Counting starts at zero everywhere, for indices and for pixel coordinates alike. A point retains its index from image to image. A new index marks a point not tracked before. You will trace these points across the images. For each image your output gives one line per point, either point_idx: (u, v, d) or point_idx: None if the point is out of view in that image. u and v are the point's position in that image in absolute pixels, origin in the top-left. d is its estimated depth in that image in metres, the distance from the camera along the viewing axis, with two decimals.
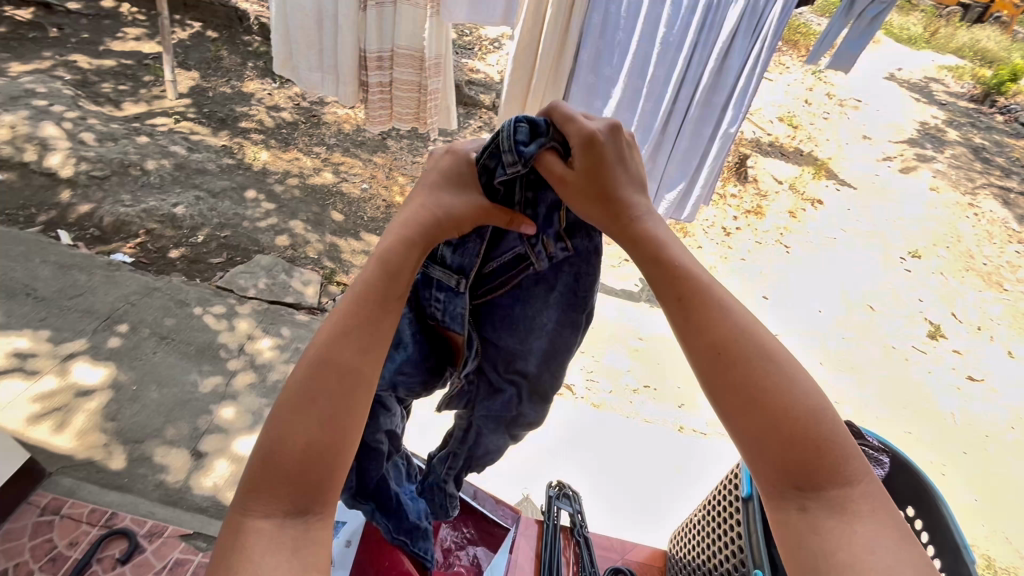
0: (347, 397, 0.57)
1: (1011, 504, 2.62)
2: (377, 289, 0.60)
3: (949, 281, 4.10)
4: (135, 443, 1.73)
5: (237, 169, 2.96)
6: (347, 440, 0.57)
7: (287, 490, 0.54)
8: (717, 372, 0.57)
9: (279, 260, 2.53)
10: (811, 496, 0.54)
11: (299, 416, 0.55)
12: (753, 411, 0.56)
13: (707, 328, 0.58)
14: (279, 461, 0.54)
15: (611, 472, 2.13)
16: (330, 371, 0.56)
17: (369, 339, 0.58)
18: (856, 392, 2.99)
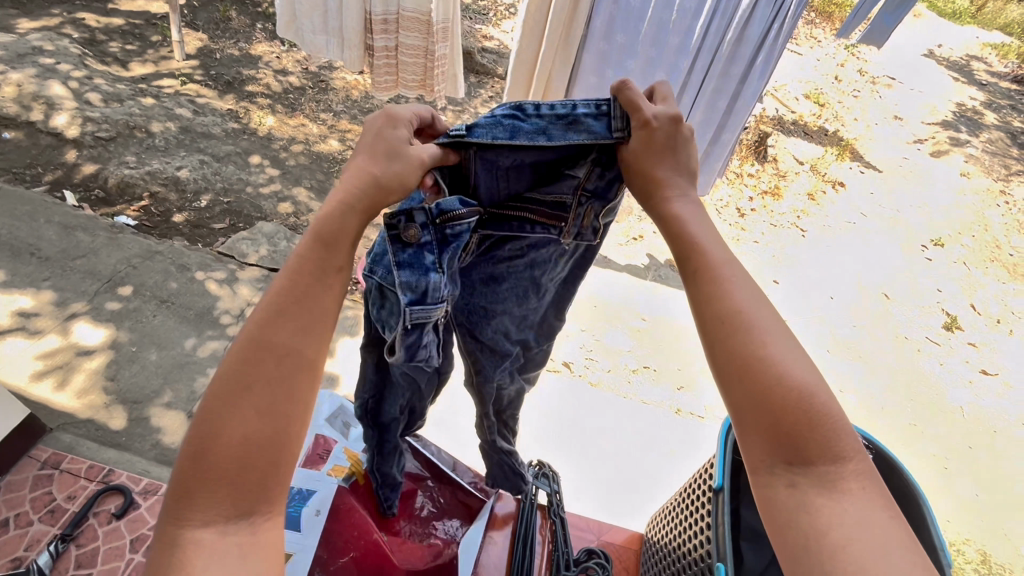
0: (287, 386, 0.63)
1: (1014, 501, 2.58)
2: (307, 277, 0.66)
3: (972, 271, 3.96)
4: (133, 403, 1.78)
5: (242, 134, 2.93)
6: (286, 426, 0.63)
7: (230, 478, 0.60)
8: (721, 337, 0.69)
9: (282, 228, 2.52)
10: (796, 460, 0.64)
11: (237, 409, 0.61)
12: (747, 377, 0.66)
13: (716, 301, 0.70)
14: (216, 449, 0.60)
15: (602, 452, 2.12)
16: (269, 366, 0.63)
17: (306, 329, 0.65)
18: (863, 382, 2.93)
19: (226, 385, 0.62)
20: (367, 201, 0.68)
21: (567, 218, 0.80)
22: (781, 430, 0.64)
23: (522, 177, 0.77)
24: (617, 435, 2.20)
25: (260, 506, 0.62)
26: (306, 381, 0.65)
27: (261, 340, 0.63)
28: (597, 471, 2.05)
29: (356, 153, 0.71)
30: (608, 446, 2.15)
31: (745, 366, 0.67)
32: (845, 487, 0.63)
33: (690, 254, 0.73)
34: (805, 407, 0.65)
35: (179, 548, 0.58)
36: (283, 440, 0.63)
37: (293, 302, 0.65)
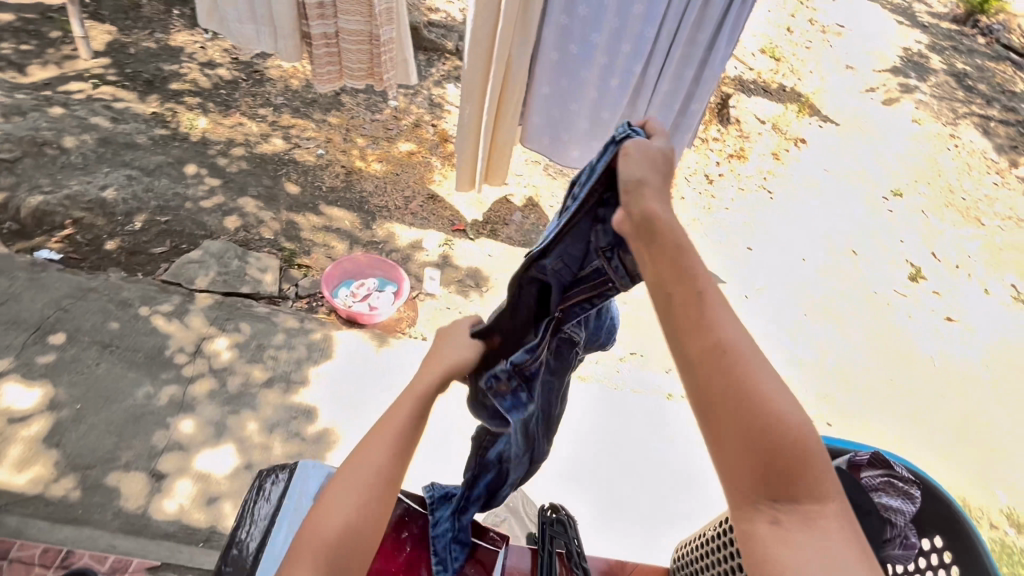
0: (376, 495, 0.80)
1: (984, 446, 2.72)
2: (407, 415, 0.85)
3: (930, 219, 4.05)
4: (84, 469, 1.59)
5: (173, 141, 2.63)
6: (369, 528, 0.79)
7: (324, 566, 0.74)
8: (709, 360, 0.61)
9: (231, 245, 2.29)
10: (783, 506, 0.57)
11: (339, 507, 0.78)
12: (739, 409, 0.59)
13: (709, 325, 0.62)
14: (321, 535, 0.76)
15: (608, 461, 2.06)
16: (369, 478, 0.80)
17: (397, 453, 0.83)
18: (841, 343, 2.99)
19: (337, 486, 0.80)
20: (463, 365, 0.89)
21: (613, 282, 0.79)
22: (769, 465, 0.58)
23: (571, 262, 0.80)
24: (615, 436, 2.14)
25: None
26: (390, 494, 0.82)
27: (367, 457, 0.82)
28: (606, 486, 1.99)
29: (449, 334, 0.92)
30: (610, 454, 2.08)
31: (740, 404, 0.59)
32: (828, 525, 0.57)
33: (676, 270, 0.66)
34: (798, 452, 0.58)
35: None
36: (364, 537, 0.78)
37: (393, 429, 0.84)
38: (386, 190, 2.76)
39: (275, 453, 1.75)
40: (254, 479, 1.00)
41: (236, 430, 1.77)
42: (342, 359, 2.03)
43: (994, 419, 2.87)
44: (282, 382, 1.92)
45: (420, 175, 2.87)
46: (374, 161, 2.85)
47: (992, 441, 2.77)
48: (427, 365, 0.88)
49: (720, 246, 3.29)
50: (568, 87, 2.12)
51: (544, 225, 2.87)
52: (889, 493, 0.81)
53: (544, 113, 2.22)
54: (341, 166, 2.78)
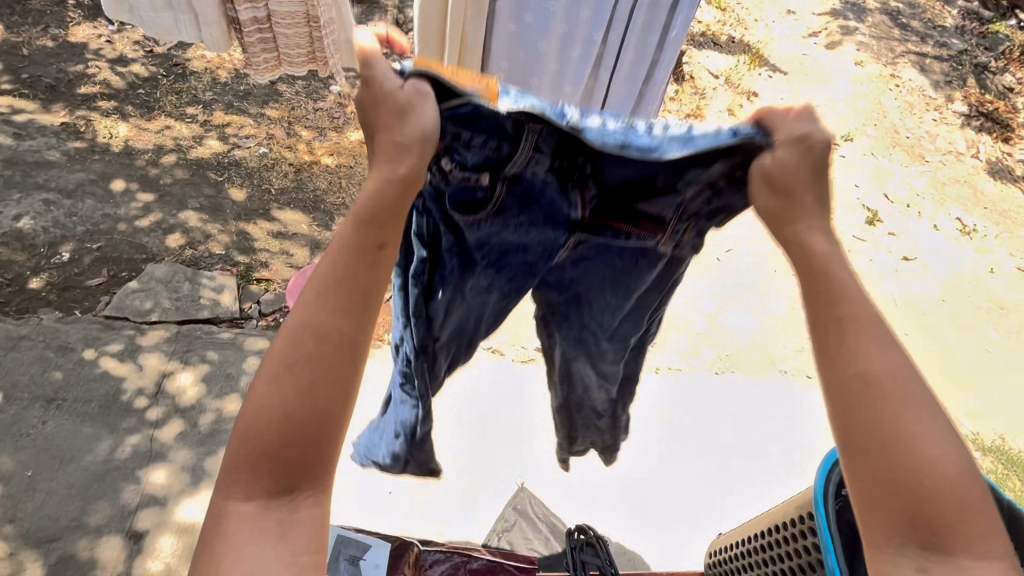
0: (322, 370, 0.60)
1: (947, 377, 2.76)
2: (352, 245, 0.63)
3: (880, 161, 3.94)
4: (49, 542, 1.45)
5: (91, 154, 2.35)
6: (323, 411, 0.60)
7: (263, 467, 0.59)
8: (845, 395, 0.60)
9: (178, 267, 2.08)
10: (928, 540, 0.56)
11: (273, 392, 0.59)
12: (877, 445, 0.58)
13: (862, 355, 0.60)
14: (256, 433, 0.59)
15: (659, 474, 1.96)
16: (308, 350, 0.60)
17: (344, 308, 0.62)
18: None
19: (269, 364, 0.61)
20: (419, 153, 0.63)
21: (664, 236, 0.76)
22: (909, 505, 0.56)
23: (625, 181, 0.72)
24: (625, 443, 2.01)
25: (300, 494, 0.60)
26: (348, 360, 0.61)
27: (302, 322, 0.61)
28: (638, 505, 1.89)
29: (375, 109, 0.64)
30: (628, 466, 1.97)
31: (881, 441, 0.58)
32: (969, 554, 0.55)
33: (814, 290, 0.64)
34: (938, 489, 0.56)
35: (221, 522, 0.59)
36: (319, 420, 0.60)
37: (333, 278, 0.62)
38: (341, 185, 2.53)
39: None
40: None
41: (215, 472, 1.63)
42: None
43: (955, 352, 2.90)
44: None
45: None
46: (324, 154, 2.60)
47: (954, 371, 2.80)
48: (380, 161, 0.64)
49: None
50: (526, 60, 1.95)
51: None
52: None
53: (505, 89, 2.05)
54: (288, 165, 2.53)
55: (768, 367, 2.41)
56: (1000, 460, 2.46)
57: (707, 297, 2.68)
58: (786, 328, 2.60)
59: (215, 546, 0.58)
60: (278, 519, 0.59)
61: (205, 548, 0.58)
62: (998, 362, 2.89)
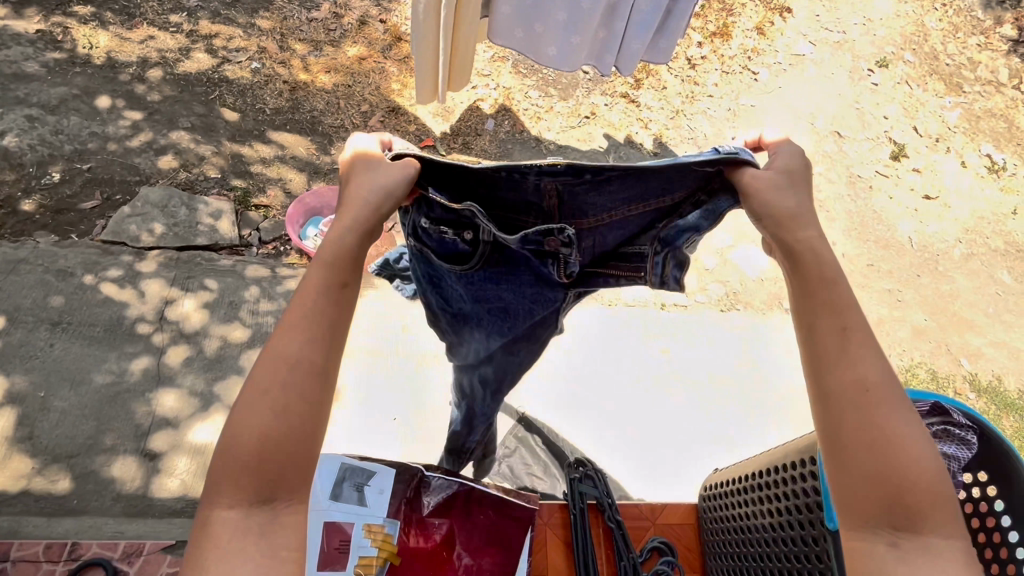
0: (302, 389, 0.67)
1: (955, 317, 2.68)
2: (319, 286, 0.72)
3: (913, 89, 3.49)
4: (68, 458, 1.51)
5: (72, 66, 2.21)
6: (297, 435, 0.65)
7: (243, 486, 0.62)
8: (851, 396, 0.67)
9: (173, 190, 2.03)
10: (912, 532, 0.62)
11: (261, 405, 0.65)
12: (862, 440, 0.65)
13: (854, 356, 0.68)
14: (235, 449, 0.63)
15: (668, 418, 1.97)
16: (286, 374, 0.66)
17: (318, 337, 0.69)
18: (825, 232, 2.77)
19: (250, 391, 0.66)
20: (371, 212, 0.76)
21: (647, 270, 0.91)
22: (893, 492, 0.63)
23: (605, 244, 0.91)
24: (627, 388, 2.00)
25: (280, 504, 0.64)
26: (315, 405, 0.67)
27: (280, 347, 0.68)
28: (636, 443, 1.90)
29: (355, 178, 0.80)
30: (628, 410, 1.96)
31: (865, 445, 0.65)
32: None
33: (836, 320, 0.71)
34: (926, 479, 0.63)
35: (200, 528, 0.61)
36: (292, 447, 0.65)
37: (310, 311, 0.70)
38: (338, 106, 2.39)
39: None
40: None
41: (225, 397, 1.67)
42: None
43: (966, 293, 2.78)
44: (265, 341, 1.78)
45: (376, 84, 2.46)
46: (320, 71, 2.43)
47: (959, 309, 2.71)
48: (344, 220, 0.76)
49: (702, 138, 2.87)
50: None
51: (520, 132, 2.58)
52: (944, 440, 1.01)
53: (515, 1, 1.84)
54: (283, 82, 2.38)
55: (772, 305, 2.42)
56: (993, 401, 2.48)
57: (718, 232, 2.58)
58: None
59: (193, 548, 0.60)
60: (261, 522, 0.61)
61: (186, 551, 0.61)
62: (1007, 307, 2.78)
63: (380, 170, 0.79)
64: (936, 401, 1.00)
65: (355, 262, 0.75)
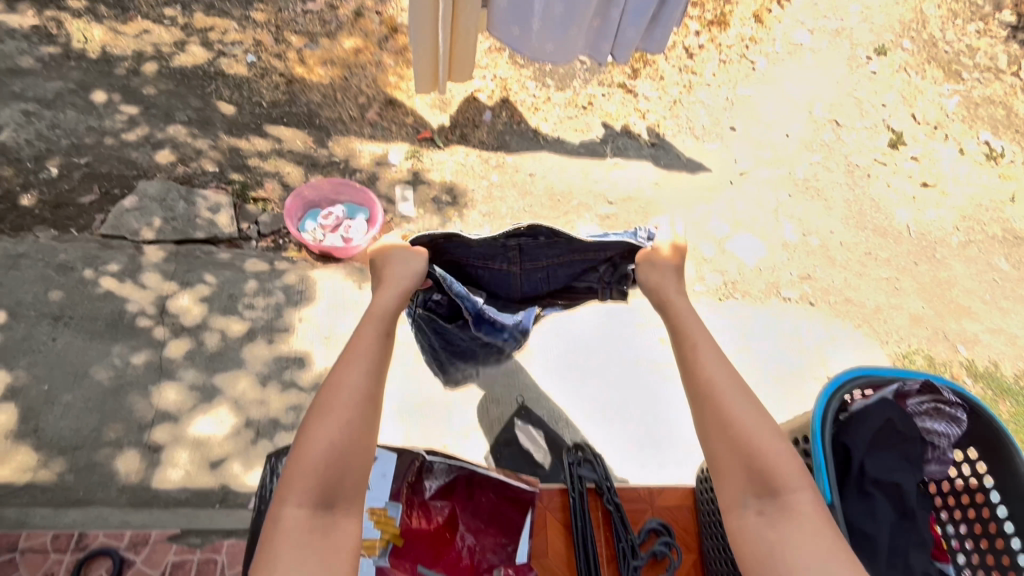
0: (361, 417, 0.86)
1: (952, 304, 2.69)
2: (373, 332, 0.93)
3: (912, 76, 3.48)
4: (72, 450, 1.53)
5: (68, 61, 2.20)
6: (360, 451, 0.85)
7: (319, 492, 0.81)
8: (716, 423, 0.91)
9: (171, 184, 2.03)
10: (769, 504, 0.85)
11: (324, 429, 0.84)
12: (730, 451, 0.89)
13: (712, 393, 0.92)
14: (313, 463, 0.82)
15: (666, 406, 1.95)
16: (345, 404, 0.86)
17: (371, 375, 0.89)
18: (823, 220, 2.78)
19: (323, 417, 0.85)
20: (413, 278, 1.00)
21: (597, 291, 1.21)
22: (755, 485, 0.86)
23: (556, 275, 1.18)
24: (624, 378, 1.98)
25: (336, 511, 0.82)
26: (370, 427, 0.87)
27: (342, 382, 0.88)
28: (638, 432, 1.90)
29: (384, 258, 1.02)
30: (626, 400, 1.95)
31: (731, 455, 0.89)
32: (809, 543, 0.81)
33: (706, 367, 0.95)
34: (775, 459, 0.87)
35: (278, 527, 0.79)
36: (356, 461, 0.84)
37: (366, 354, 0.91)
38: (335, 98, 2.38)
39: (272, 406, 1.68)
40: (266, 463, 1.08)
41: (227, 390, 1.68)
42: (324, 301, 1.88)
43: (963, 280, 2.79)
44: (266, 333, 1.79)
45: (373, 77, 2.46)
46: (316, 64, 2.42)
47: (955, 297, 2.72)
48: (384, 286, 0.98)
49: (700, 128, 2.86)
50: None
51: (518, 123, 2.58)
52: (933, 418, 1.03)
53: None
54: (279, 76, 2.37)
55: (770, 293, 2.45)
56: (989, 386, 2.50)
57: (715, 221, 2.59)
58: (794, 256, 2.60)
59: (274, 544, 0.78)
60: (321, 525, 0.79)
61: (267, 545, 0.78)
62: (1003, 293, 2.79)
63: (411, 256, 1.01)
64: (927, 380, 1.01)
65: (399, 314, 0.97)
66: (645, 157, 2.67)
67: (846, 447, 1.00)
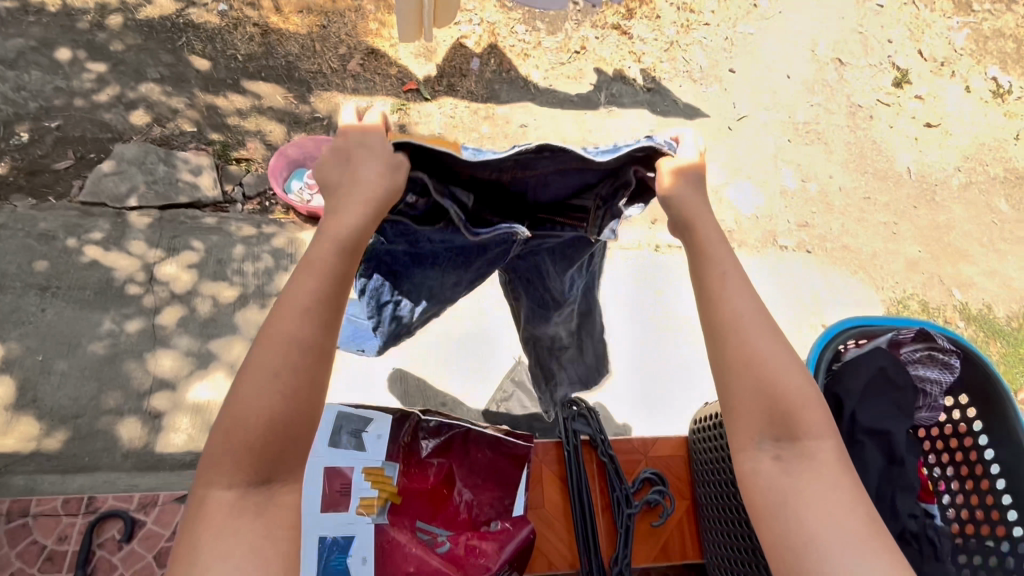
0: (303, 369, 0.70)
1: (949, 247, 2.67)
2: (323, 261, 0.73)
3: (921, 9, 3.31)
4: (74, 419, 1.54)
5: (27, 16, 2.07)
6: (301, 409, 0.69)
7: (249, 461, 0.66)
8: (743, 355, 0.74)
9: (148, 147, 1.96)
10: (786, 450, 0.72)
11: (255, 388, 0.67)
12: (762, 391, 0.73)
13: (737, 320, 0.76)
14: (241, 427, 0.66)
15: (661, 356, 1.98)
16: (283, 354, 0.69)
17: (319, 320, 0.71)
18: (822, 165, 2.71)
19: (252, 367, 0.68)
20: (378, 191, 0.76)
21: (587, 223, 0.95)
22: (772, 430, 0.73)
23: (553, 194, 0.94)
24: (620, 330, 1.99)
25: (277, 484, 0.69)
26: (317, 380, 0.71)
27: (280, 328, 0.69)
28: (637, 385, 1.93)
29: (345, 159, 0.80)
30: (622, 351, 1.96)
31: (762, 395, 0.73)
32: (835, 504, 0.69)
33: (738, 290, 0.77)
34: (802, 403, 0.73)
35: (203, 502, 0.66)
36: (296, 422, 0.69)
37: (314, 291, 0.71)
38: (314, 50, 2.26)
39: None
40: None
41: (223, 355, 1.68)
42: None
43: (962, 223, 2.76)
44: (258, 298, 1.78)
45: (353, 25, 2.33)
46: (292, 13, 2.29)
47: (952, 240, 2.70)
48: (340, 198, 0.77)
49: (697, 71, 2.74)
50: None
51: (507, 71, 2.46)
52: (927, 364, 1.03)
53: None
54: (254, 26, 2.24)
55: (766, 243, 2.43)
56: (982, 328, 2.52)
57: (712, 169, 2.53)
58: (791, 203, 2.56)
59: (199, 523, 0.65)
60: (256, 503, 0.66)
61: (190, 523, 0.66)
62: (1001, 235, 2.77)
63: (373, 155, 0.78)
64: (922, 328, 1.01)
65: (361, 242, 0.76)
66: (640, 104, 2.57)
67: (839, 397, 1.01)
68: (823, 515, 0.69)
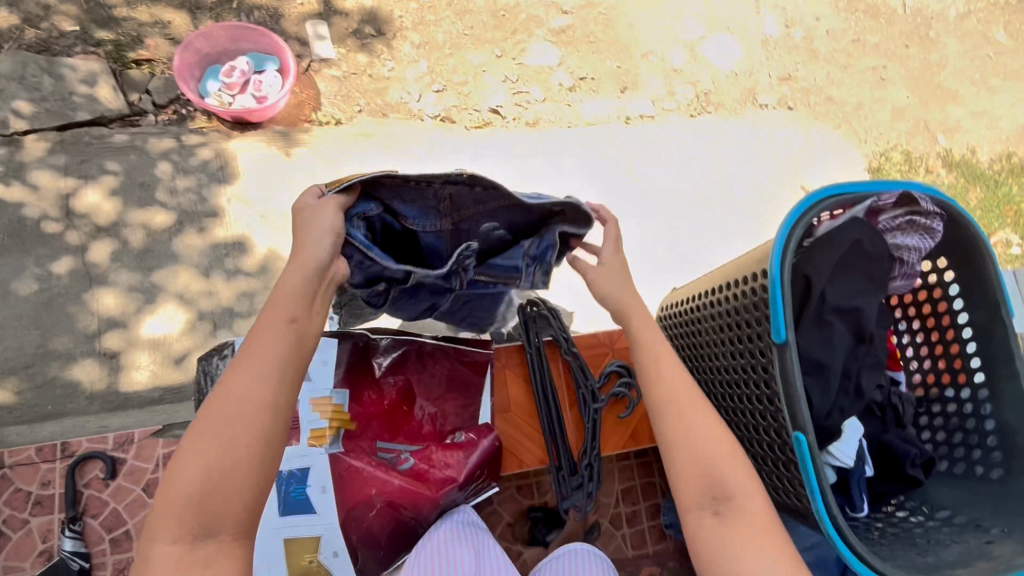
0: (248, 426, 0.76)
1: (939, 90, 2.48)
2: (268, 331, 0.81)
3: None
4: (25, 368, 1.48)
5: None
6: (241, 462, 0.75)
7: (191, 514, 0.73)
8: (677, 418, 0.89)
9: (24, 55, 1.65)
10: (724, 504, 0.85)
11: (201, 448, 0.75)
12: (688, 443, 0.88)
13: (671, 390, 0.91)
14: (185, 481, 0.74)
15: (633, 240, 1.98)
16: (231, 416, 0.76)
17: (267, 380, 0.78)
18: (809, 5, 2.41)
19: (201, 430, 0.76)
20: (321, 261, 0.84)
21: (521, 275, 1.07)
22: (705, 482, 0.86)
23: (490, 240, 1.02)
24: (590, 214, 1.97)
25: (219, 537, 0.74)
26: (260, 438, 0.77)
27: (230, 389, 0.77)
28: None
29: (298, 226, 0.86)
30: None
31: (688, 449, 0.88)
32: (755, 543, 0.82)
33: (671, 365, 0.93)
34: (728, 460, 0.86)
35: (153, 552, 0.73)
36: (235, 474, 0.75)
37: (260, 353, 0.79)
38: None
39: (222, 295, 1.60)
40: (199, 365, 1.11)
41: (169, 287, 1.58)
42: (250, 174, 1.69)
43: (955, 60, 2.54)
44: (193, 221, 1.63)
45: None
46: None
47: (943, 81, 2.50)
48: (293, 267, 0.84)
49: None
50: None
51: None
52: (906, 232, 0.99)
53: None
54: None
55: (745, 102, 2.23)
56: (963, 174, 2.44)
57: (688, 22, 2.24)
58: (774, 55, 2.31)
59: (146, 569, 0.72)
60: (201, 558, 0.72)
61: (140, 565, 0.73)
62: (994, 71, 2.57)
63: (320, 216, 0.85)
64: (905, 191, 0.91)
65: (307, 301, 0.83)
66: None
67: (807, 277, 0.95)
68: (746, 550, 0.81)
